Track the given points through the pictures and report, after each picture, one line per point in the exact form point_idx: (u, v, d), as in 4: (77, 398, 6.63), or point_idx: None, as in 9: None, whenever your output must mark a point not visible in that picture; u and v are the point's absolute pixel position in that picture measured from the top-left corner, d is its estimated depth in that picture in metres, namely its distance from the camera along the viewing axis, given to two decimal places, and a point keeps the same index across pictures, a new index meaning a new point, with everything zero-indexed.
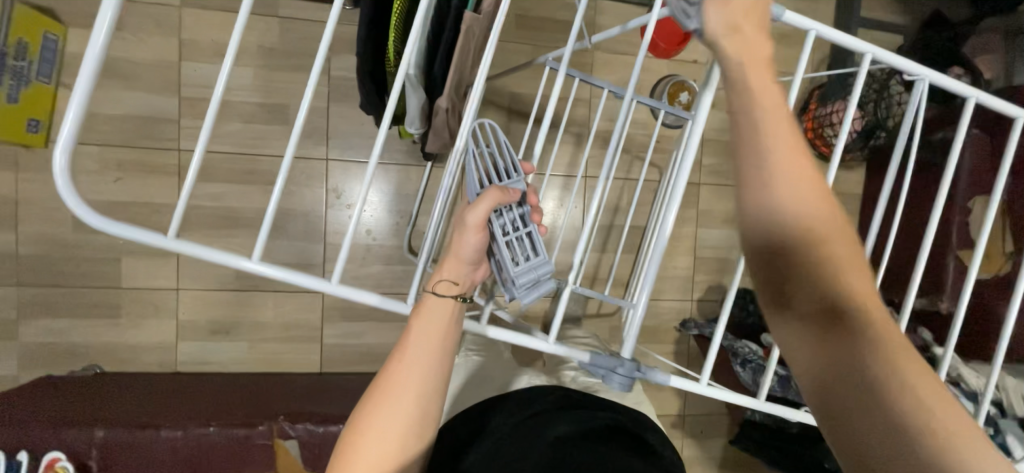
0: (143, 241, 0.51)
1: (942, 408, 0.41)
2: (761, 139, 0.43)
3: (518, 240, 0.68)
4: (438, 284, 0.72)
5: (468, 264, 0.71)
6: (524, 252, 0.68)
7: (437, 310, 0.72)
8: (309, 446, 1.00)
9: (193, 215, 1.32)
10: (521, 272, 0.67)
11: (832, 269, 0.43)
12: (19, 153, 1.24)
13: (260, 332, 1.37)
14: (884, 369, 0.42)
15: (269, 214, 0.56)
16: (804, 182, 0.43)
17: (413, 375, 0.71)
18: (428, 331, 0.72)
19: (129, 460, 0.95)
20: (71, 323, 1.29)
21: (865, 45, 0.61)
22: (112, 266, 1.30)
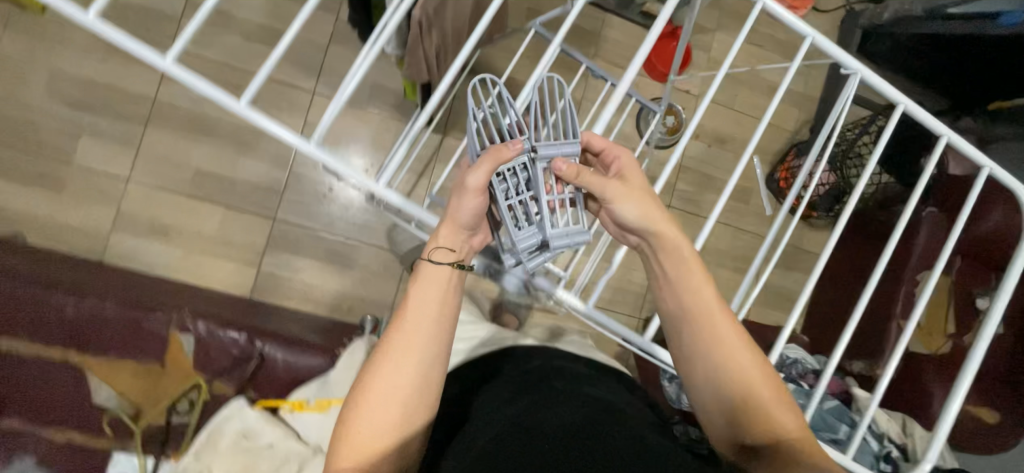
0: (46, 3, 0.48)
1: (794, 426, 0.66)
2: (680, 271, 0.71)
3: (521, 204, 0.65)
4: (434, 252, 0.67)
5: (465, 228, 0.67)
6: (525, 216, 0.66)
7: (432, 280, 0.67)
8: (203, 347, 0.96)
9: (166, 112, 1.32)
10: (524, 236, 0.64)
11: (723, 348, 0.68)
12: (16, 12, 1.26)
13: (199, 243, 1.34)
14: (749, 409, 0.66)
15: (193, 24, 0.53)
16: (700, 318, 0.69)
17: (405, 360, 0.64)
18: (428, 300, 0.66)
19: (12, 314, 0.90)
20: (9, 187, 1.26)
21: (807, 31, 0.71)
22: (70, 141, 1.29)
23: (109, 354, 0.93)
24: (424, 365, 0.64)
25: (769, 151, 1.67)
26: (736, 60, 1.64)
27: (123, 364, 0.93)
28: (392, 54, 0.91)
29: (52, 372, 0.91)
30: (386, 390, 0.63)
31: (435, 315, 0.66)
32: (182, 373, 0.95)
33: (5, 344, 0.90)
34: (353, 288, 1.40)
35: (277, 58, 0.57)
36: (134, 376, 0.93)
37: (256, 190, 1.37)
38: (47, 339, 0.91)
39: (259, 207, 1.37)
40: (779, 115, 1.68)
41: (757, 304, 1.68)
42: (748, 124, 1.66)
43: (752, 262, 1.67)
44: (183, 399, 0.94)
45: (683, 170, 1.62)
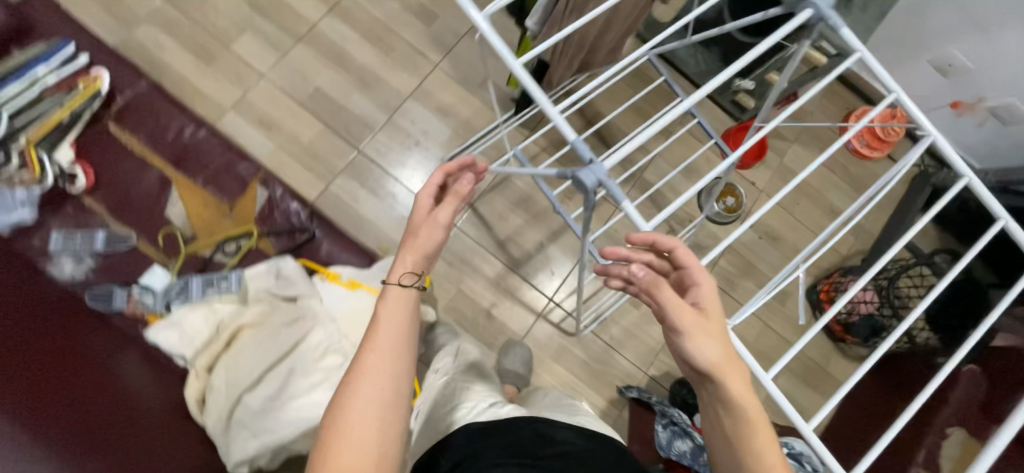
0: None
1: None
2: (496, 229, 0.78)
3: (190, 283, 0.97)
4: (400, 277, 0.72)
5: (429, 253, 0.75)
6: (205, 280, 0.97)
7: (391, 310, 0.71)
8: (271, 205, 1.04)
9: (317, 38, 1.55)
10: (212, 279, 0.97)
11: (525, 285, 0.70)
12: None
13: (290, 144, 1.49)
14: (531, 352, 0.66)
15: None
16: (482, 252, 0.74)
17: (388, 380, 0.66)
18: (389, 323, 0.70)
19: (139, 118, 1.04)
20: (171, 46, 1.48)
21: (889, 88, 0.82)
22: (236, 32, 1.52)
23: (196, 181, 1.03)
24: (399, 382, 0.67)
25: (815, 265, 1.69)
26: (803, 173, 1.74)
27: (203, 193, 1.03)
28: (531, 28, 1.04)
29: (143, 174, 1.02)
30: (374, 410, 0.64)
31: (401, 335, 0.70)
32: (242, 219, 1.03)
33: (124, 139, 1.02)
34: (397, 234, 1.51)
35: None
36: (204, 206, 1.03)
37: (356, 122, 1.54)
38: (155, 148, 1.03)
39: (355, 137, 1.53)
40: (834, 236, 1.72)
41: None
42: (800, 233, 1.71)
43: (772, 363, 1.61)
44: (232, 241, 1.02)
45: (729, 250, 1.67)
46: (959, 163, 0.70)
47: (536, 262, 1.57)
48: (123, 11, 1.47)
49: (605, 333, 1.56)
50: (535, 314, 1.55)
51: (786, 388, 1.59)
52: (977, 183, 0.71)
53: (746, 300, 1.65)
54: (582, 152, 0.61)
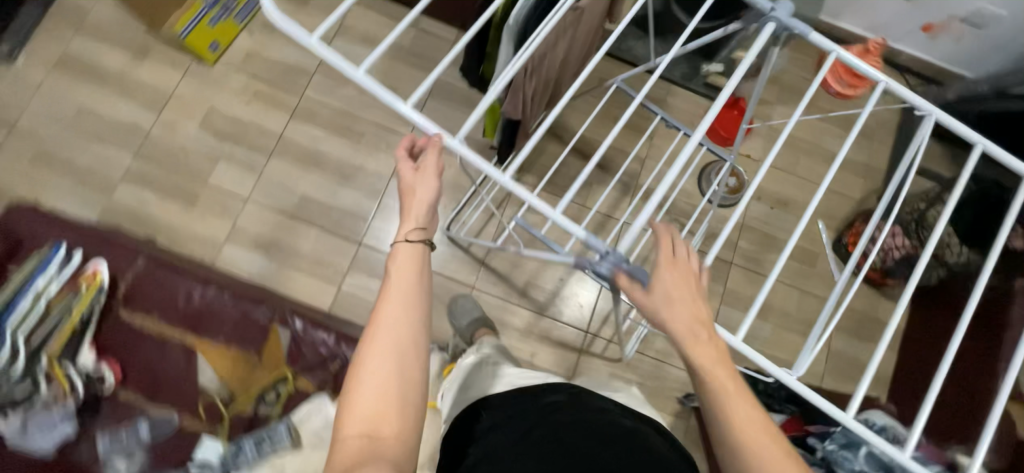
0: (298, 37, 0.63)
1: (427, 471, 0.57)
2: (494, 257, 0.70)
3: (243, 446, 0.95)
4: (407, 233, 0.68)
5: (431, 205, 0.68)
6: (256, 439, 0.96)
7: (403, 264, 0.68)
8: (297, 341, 1.04)
9: (288, 147, 1.55)
10: (263, 434, 0.96)
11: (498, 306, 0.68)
12: (193, 64, 1.58)
13: (292, 258, 1.48)
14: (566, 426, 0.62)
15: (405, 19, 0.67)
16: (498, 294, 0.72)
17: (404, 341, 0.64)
18: (403, 280, 0.67)
19: (147, 296, 1.04)
20: (152, 198, 1.48)
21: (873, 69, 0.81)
22: (209, 165, 1.52)
23: (218, 341, 1.03)
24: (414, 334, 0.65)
25: (835, 218, 1.65)
26: (795, 131, 1.71)
27: (229, 351, 1.03)
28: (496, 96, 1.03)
29: (166, 350, 1.02)
30: (388, 373, 0.62)
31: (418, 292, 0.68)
32: (273, 365, 1.03)
33: (137, 322, 1.02)
34: None
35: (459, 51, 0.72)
36: (234, 362, 1.03)
37: (349, 216, 1.53)
38: (170, 321, 1.03)
39: (351, 231, 1.52)
40: (844, 184, 1.68)
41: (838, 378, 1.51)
42: (811, 191, 1.68)
43: (823, 329, 1.57)
44: (271, 390, 1.01)
45: (746, 229, 1.63)
46: (971, 133, 0.70)
47: (559, 299, 1.55)
48: (98, 179, 1.48)
49: (650, 349, 1.54)
50: (576, 351, 1.52)
51: (847, 350, 1.53)
52: (992, 146, 0.70)
53: (778, 272, 1.61)
54: (593, 243, 0.60)
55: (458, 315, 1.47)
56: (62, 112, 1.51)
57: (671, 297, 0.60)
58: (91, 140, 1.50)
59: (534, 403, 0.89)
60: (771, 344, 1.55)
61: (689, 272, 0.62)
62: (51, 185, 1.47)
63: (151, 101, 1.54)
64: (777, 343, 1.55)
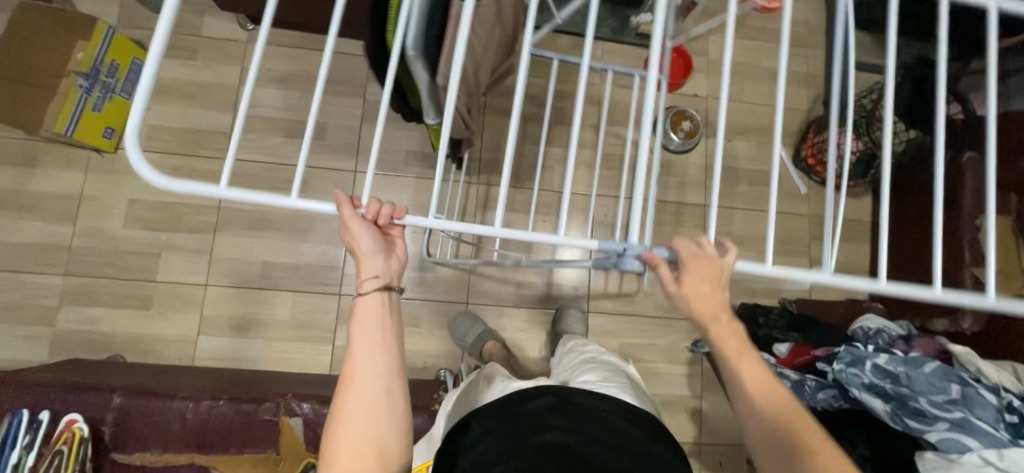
0: (191, 193, 0.54)
1: None
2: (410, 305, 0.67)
3: None
4: (366, 284, 0.64)
5: (379, 254, 0.63)
6: None
7: (367, 318, 0.64)
8: (311, 427, 1.00)
9: (230, 217, 1.43)
10: None
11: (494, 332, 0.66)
12: (93, 156, 1.41)
13: (275, 330, 1.41)
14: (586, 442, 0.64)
15: (317, 91, 0.57)
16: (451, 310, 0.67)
17: (372, 402, 0.62)
18: (366, 334, 0.64)
19: (139, 431, 0.97)
20: (102, 313, 1.36)
21: None
22: (151, 260, 1.39)
23: (231, 451, 0.99)
24: (387, 388, 0.64)
25: (789, 133, 1.68)
26: (732, 58, 1.70)
27: (243, 457, 0.99)
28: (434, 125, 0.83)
29: None
30: (360, 433, 0.61)
31: (387, 348, 0.64)
32: (296, 456, 1.00)
33: (140, 457, 0.98)
34: (422, 345, 1.47)
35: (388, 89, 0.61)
36: (253, 467, 0.99)
37: (318, 270, 1.44)
38: (174, 447, 0.98)
39: (325, 285, 1.44)
40: (790, 97, 1.70)
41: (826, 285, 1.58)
42: (762, 112, 1.69)
43: (803, 242, 1.63)
44: None
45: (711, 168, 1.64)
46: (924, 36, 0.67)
47: (552, 288, 1.54)
48: (36, 311, 1.34)
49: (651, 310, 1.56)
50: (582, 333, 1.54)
51: (829, 255, 1.59)
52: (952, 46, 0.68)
53: (750, 201, 1.64)
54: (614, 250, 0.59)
55: (459, 336, 1.43)
56: None
57: (695, 290, 0.60)
58: (10, 272, 1.35)
59: (525, 405, 0.80)
60: (763, 271, 1.57)
61: (717, 266, 0.60)
62: None
63: (63, 211, 1.38)
64: (769, 268, 1.58)
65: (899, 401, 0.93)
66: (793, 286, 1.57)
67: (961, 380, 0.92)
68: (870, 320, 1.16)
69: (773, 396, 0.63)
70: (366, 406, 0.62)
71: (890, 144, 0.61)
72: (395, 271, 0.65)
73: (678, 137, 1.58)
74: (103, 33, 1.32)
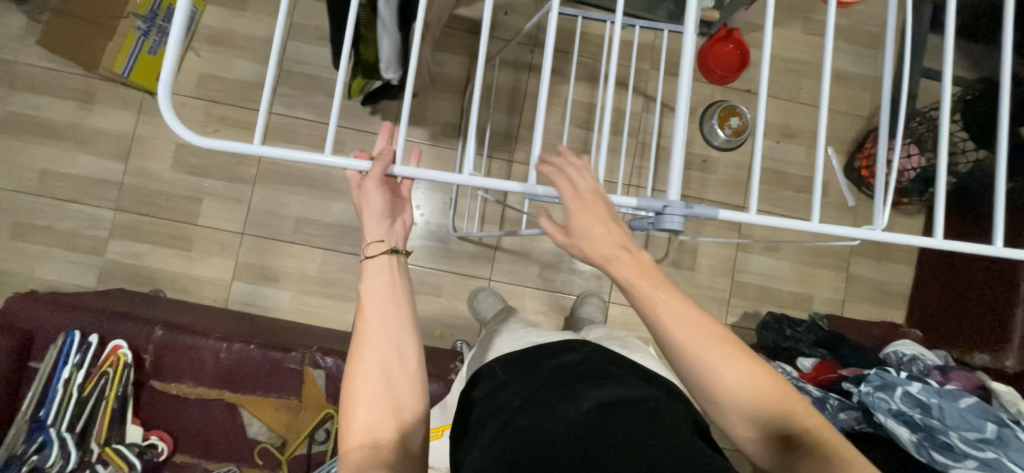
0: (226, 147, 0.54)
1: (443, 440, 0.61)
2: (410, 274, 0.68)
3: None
4: (375, 249, 0.65)
5: (385, 218, 0.64)
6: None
7: (378, 282, 0.65)
8: (332, 380, 1.04)
9: (269, 170, 1.47)
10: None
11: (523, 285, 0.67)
12: (145, 99, 1.46)
13: (303, 284, 1.46)
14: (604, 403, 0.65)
15: (344, 50, 0.57)
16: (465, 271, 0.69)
17: (387, 351, 0.64)
18: (375, 299, 0.65)
19: (176, 364, 1.04)
20: (146, 250, 1.44)
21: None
22: (193, 205, 1.45)
23: (257, 393, 1.05)
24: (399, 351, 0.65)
25: (844, 140, 1.59)
26: (793, 54, 1.60)
27: (268, 401, 1.05)
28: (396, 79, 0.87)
29: (210, 409, 1.05)
30: (376, 388, 0.63)
31: (398, 308, 0.66)
32: (316, 406, 1.05)
33: (175, 388, 1.05)
34: (441, 315, 1.50)
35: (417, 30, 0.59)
36: (277, 410, 1.05)
37: (348, 231, 1.48)
38: (206, 382, 1.04)
39: (354, 246, 1.47)
40: (851, 102, 1.60)
41: (862, 303, 1.52)
42: (818, 115, 1.60)
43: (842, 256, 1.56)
44: (319, 429, 1.04)
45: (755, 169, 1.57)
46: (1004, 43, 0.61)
47: (575, 274, 1.53)
48: (86, 241, 1.43)
49: None
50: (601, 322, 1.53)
51: (869, 273, 1.52)
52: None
53: (791, 207, 1.57)
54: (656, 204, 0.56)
55: (478, 309, 1.45)
56: (27, 178, 1.43)
57: (590, 233, 0.53)
58: (66, 201, 1.43)
59: (535, 364, 0.81)
60: (795, 281, 1.52)
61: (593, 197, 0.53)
62: (43, 256, 1.42)
63: (115, 149, 1.45)
64: (802, 278, 1.52)
65: (926, 432, 0.90)
66: (824, 300, 1.52)
67: (998, 419, 0.88)
68: (906, 346, 1.12)
69: (717, 340, 0.56)
70: (380, 368, 0.64)
71: (947, 164, 0.59)
72: (399, 234, 0.67)
73: (723, 134, 1.52)
74: None
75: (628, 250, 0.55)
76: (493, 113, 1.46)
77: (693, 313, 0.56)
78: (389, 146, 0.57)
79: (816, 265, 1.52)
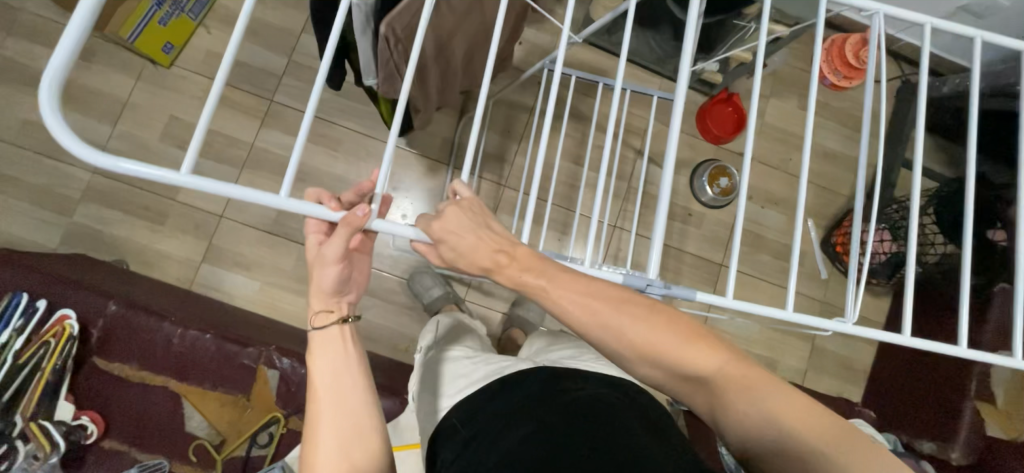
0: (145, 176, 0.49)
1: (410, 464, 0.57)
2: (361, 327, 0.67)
3: None
4: (319, 316, 0.64)
5: (332, 289, 0.63)
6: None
7: (328, 338, 0.64)
8: (286, 382, 1.01)
9: (260, 156, 1.45)
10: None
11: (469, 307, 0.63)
12: (147, 66, 1.44)
13: (274, 277, 1.43)
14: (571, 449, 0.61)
15: (330, 41, 0.57)
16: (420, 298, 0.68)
17: (344, 410, 0.61)
18: (326, 356, 0.64)
19: (124, 342, 1.00)
20: (118, 218, 1.39)
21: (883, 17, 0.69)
22: (175, 180, 1.42)
23: (205, 385, 1.01)
24: (355, 395, 0.62)
25: (825, 215, 1.65)
26: (788, 126, 1.67)
27: (214, 394, 1.01)
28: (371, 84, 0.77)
29: (150, 395, 1.00)
30: (337, 452, 0.59)
31: (350, 364, 0.63)
32: (263, 407, 1.01)
33: (118, 368, 1.00)
34: (410, 329, 1.48)
35: (414, 55, 0.58)
36: (221, 406, 1.01)
37: None
38: (152, 366, 1.00)
39: None
40: (835, 180, 1.67)
41: (823, 375, 1.54)
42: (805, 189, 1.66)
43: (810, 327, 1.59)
44: (263, 432, 0.99)
45: (737, 230, 1.61)
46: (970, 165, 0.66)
47: None
48: (56, 200, 1.38)
49: None
50: None
51: (832, 347, 1.55)
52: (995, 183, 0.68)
53: (767, 272, 1.61)
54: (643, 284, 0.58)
55: None
56: (6, 125, 1.38)
57: (463, 238, 0.51)
58: (43, 156, 1.39)
59: (487, 404, 0.79)
60: (761, 344, 1.54)
61: (466, 206, 0.54)
62: (6, 208, 1.37)
63: (104, 112, 1.42)
64: (768, 342, 1.55)
65: None
66: (787, 368, 1.54)
67: None
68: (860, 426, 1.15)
69: (624, 313, 0.54)
70: (339, 416, 0.60)
71: (914, 264, 0.63)
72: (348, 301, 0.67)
73: (712, 191, 1.56)
74: None
75: (505, 253, 0.53)
76: (493, 136, 1.48)
77: (587, 283, 0.54)
78: (358, 211, 0.53)
79: (783, 332, 1.55)
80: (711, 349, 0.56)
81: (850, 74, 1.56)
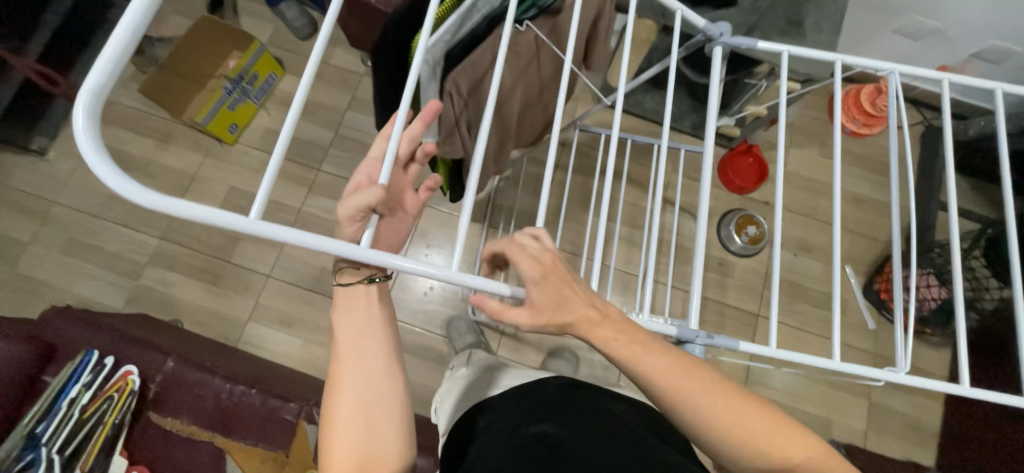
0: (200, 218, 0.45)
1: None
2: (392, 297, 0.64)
3: None
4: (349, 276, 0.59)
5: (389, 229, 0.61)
6: None
7: (355, 299, 0.61)
8: None
9: (307, 220, 1.58)
10: None
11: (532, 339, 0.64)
12: (214, 145, 1.63)
13: (315, 334, 1.48)
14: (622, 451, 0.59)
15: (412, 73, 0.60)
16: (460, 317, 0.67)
17: (368, 385, 0.59)
18: (353, 319, 0.61)
19: (178, 397, 1.05)
20: (178, 280, 1.51)
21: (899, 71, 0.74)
22: (231, 243, 1.55)
23: (248, 440, 1.04)
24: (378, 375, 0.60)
25: (863, 261, 1.60)
26: (812, 174, 1.69)
27: (256, 450, 1.04)
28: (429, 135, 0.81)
29: (196, 450, 1.03)
30: (357, 426, 0.58)
31: (374, 337, 0.61)
32: (301, 464, 1.02)
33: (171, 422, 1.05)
34: None
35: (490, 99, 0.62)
36: (261, 462, 1.03)
37: None
38: (200, 421, 1.05)
39: None
40: (869, 225, 1.64)
41: (886, 436, 1.42)
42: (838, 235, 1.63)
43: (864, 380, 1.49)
44: None
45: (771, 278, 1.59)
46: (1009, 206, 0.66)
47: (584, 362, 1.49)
48: (126, 264, 1.52)
49: None
50: None
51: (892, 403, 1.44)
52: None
53: (809, 322, 1.55)
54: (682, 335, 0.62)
55: None
56: (94, 200, 1.57)
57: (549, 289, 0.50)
58: (120, 226, 1.55)
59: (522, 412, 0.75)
60: (811, 399, 1.45)
61: (556, 262, 0.52)
62: (84, 273, 1.52)
63: (176, 185, 1.59)
64: (819, 398, 1.45)
65: None
66: (843, 426, 1.43)
67: None
68: None
69: (708, 387, 0.57)
70: (360, 394, 0.59)
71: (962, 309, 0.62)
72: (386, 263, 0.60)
73: (741, 240, 1.56)
74: (255, 49, 1.56)
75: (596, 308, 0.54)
76: (522, 194, 1.56)
77: (671, 357, 0.57)
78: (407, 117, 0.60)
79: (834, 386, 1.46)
80: (798, 438, 0.57)
81: (868, 122, 1.59)
